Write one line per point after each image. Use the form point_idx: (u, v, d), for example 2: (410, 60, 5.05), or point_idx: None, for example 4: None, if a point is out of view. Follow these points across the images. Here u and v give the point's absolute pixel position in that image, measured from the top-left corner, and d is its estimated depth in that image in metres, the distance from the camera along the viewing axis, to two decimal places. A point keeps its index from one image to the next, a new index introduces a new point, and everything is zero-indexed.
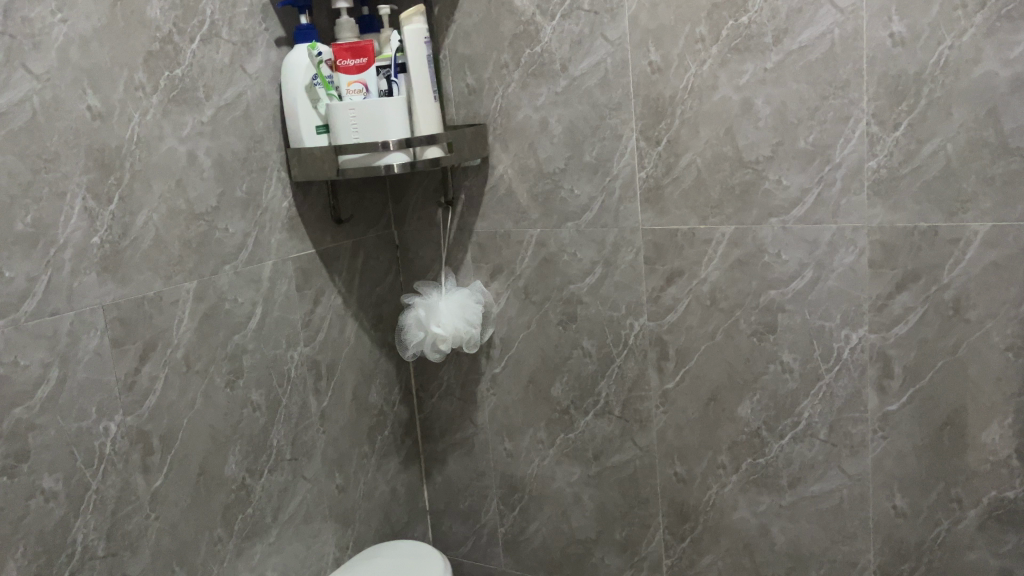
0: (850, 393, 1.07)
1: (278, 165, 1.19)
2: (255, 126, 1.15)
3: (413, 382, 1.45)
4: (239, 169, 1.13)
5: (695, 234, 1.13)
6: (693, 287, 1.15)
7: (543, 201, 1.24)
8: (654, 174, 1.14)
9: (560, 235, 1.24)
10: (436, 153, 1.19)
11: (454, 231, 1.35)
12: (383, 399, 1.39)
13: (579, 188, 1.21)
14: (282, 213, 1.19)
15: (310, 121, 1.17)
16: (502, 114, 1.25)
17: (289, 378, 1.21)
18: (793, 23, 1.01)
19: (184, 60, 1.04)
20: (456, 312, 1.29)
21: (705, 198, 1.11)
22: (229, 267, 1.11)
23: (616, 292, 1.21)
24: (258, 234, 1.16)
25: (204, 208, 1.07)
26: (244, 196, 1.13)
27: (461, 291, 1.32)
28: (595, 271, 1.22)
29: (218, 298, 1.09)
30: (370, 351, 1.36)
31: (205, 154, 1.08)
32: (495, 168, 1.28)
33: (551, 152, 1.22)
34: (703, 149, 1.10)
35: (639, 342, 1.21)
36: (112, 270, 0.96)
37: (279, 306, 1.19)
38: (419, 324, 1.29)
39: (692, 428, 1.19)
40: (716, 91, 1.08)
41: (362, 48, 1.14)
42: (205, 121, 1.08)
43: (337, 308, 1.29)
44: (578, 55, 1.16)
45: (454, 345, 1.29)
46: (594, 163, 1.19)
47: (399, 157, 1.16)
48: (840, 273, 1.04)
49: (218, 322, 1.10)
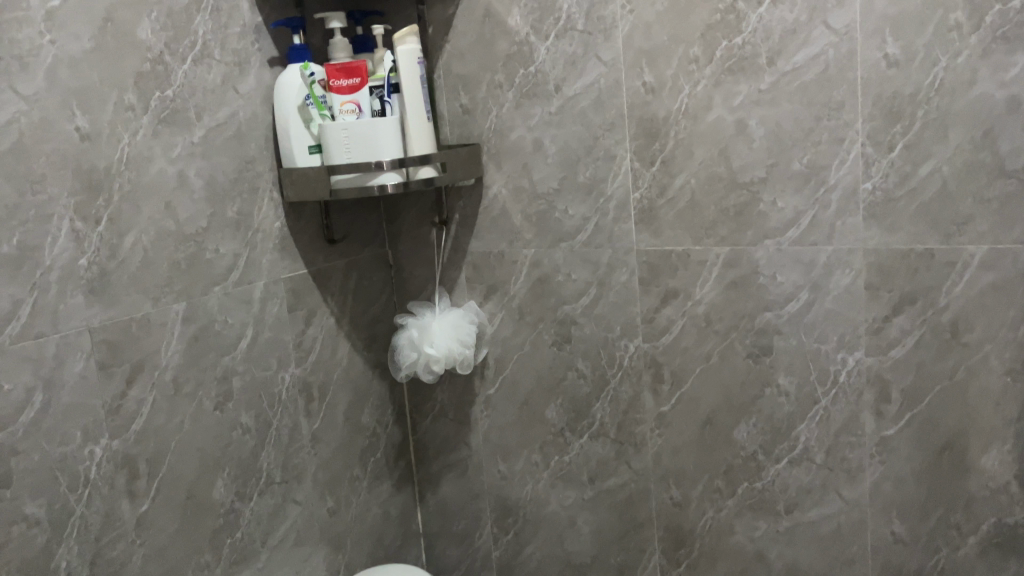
0: (847, 417, 1.05)
1: (270, 185, 1.18)
2: (247, 146, 1.14)
3: (407, 403, 1.43)
4: (230, 189, 1.12)
5: (690, 255, 1.12)
6: (689, 308, 1.13)
7: (537, 221, 1.23)
8: (649, 195, 1.14)
9: (554, 255, 1.23)
10: (430, 173, 1.18)
11: (448, 251, 1.34)
12: (376, 421, 1.37)
13: (573, 208, 1.20)
14: (273, 233, 1.18)
15: (302, 141, 1.16)
16: (496, 134, 1.24)
17: (280, 400, 1.19)
18: (787, 44, 1.01)
19: (175, 81, 1.04)
20: (449, 332, 1.27)
21: (700, 219, 1.10)
22: (219, 289, 1.10)
23: (610, 313, 1.20)
24: (249, 255, 1.15)
25: (194, 229, 1.06)
26: (234, 216, 1.12)
27: (455, 310, 1.30)
28: (590, 292, 1.21)
29: (207, 320, 1.08)
30: (363, 372, 1.35)
31: (195, 175, 1.07)
32: (489, 187, 1.27)
33: (545, 172, 1.21)
34: (697, 170, 1.09)
35: (634, 364, 1.20)
36: (99, 292, 0.95)
37: (270, 327, 1.18)
38: (412, 345, 1.28)
39: (687, 451, 1.18)
40: (710, 112, 1.07)
41: (355, 67, 1.13)
42: (196, 141, 1.07)
43: (329, 328, 1.28)
44: (572, 76, 1.16)
45: (447, 366, 1.28)
46: (588, 184, 1.18)
47: (392, 177, 1.15)
48: (836, 295, 1.03)
49: (207, 344, 1.08)
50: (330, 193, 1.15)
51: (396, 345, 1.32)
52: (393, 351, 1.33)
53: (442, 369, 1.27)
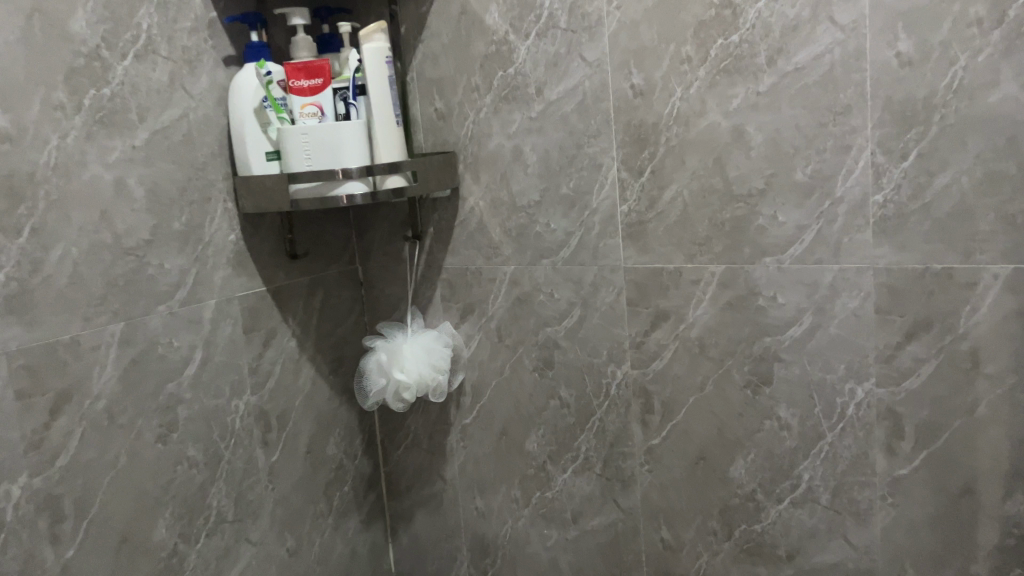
0: (856, 455, 0.95)
1: (225, 195, 1.09)
2: (198, 153, 1.05)
3: (378, 432, 1.33)
4: (177, 199, 1.02)
5: (681, 274, 1.02)
6: (680, 332, 1.03)
7: (516, 236, 1.13)
8: (637, 208, 1.03)
9: (535, 273, 1.13)
10: (399, 183, 1.09)
11: (422, 268, 1.24)
12: (343, 451, 1.27)
13: (555, 223, 1.10)
14: (227, 248, 1.09)
15: (259, 147, 1.07)
16: (473, 141, 1.14)
17: (233, 430, 1.09)
18: (788, 43, 0.91)
19: (113, 79, 0.94)
20: (421, 356, 1.17)
21: (692, 234, 1.00)
22: (163, 308, 1.00)
23: (595, 337, 1.10)
24: (199, 271, 1.05)
25: (133, 242, 0.96)
26: (182, 228, 1.02)
27: (427, 332, 1.20)
28: (573, 314, 1.11)
29: (149, 343, 0.98)
30: (329, 398, 1.25)
31: (136, 182, 0.97)
32: (465, 199, 1.17)
33: (525, 183, 1.11)
34: (690, 180, 0.99)
35: (621, 393, 1.09)
36: (19, 311, 0.85)
37: (221, 350, 1.07)
38: (381, 370, 1.17)
39: (679, 489, 1.07)
40: (704, 117, 0.97)
41: (317, 67, 1.05)
42: (138, 145, 0.97)
43: (291, 351, 1.18)
44: (554, 78, 1.06)
45: (419, 393, 1.17)
46: (571, 196, 1.08)
47: (358, 186, 1.05)
48: (842, 319, 0.93)
49: (148, 369, 0.98)
50: (289, 204, 1.05)
51: (363, 370, 1.21)
52: (359, 376, 1.22)
53: (413, 397, 1.17)
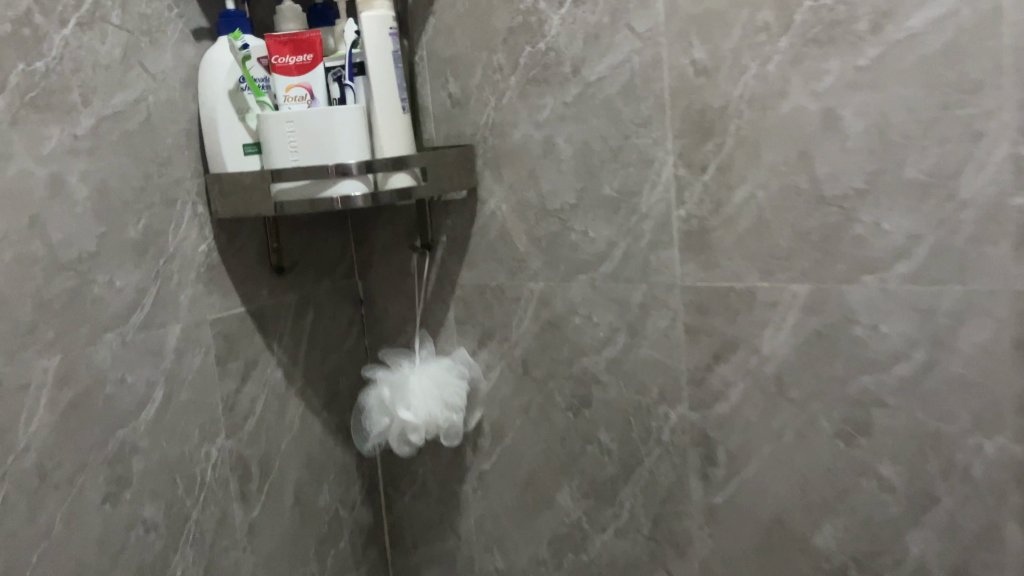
0: (982, 528, 0.75)
1: (194, 196, 0.89)
2: (159, 144, 0.86)
3: (380, 475, 1.13)
4: (132, 201, 0.83)
5: (755, 295, 0.82)
6: (753, 368, 0.83)
7: (547, 247, 0.94)
8: (698, 213, 0.83)
9: (568, 292, 0.93)
10: (405, 182, 0.89)
11: (432, 284, 1.05)
12: (338, 500, 1.07)
13: (595, 230, 0.90)
14: (197, 260, 0.89)
15: (235, 138, 0.88)
16: (494, 132, 0.95)
17: (203, 483, 0.90)
18: (900, 3, 0.71)
19: (49, 51, 0.75)
20: (432, 391, 0.97)
21: (770, 246, 0.80)
22: (113, 335, 0.81)
23: (643, 371, 0.90)
24: (161, 289, 0.86)
25: (74, 255, 0.78)
26: (138, 238, 0.83)
27: (440, 363, 1.01)
28: (616, 342, 0.91)
29: (94, 379, 0.79)
30: (321, 438, 1.05)
31: (78, 180, 0.78)
32: (484, 202, 0.98)
33: (558, 182, 0.92)
34: (766, 179, 0.79)
35: (676, 440, 0.89)
36: None
37: (188, 386, 0.88)
38: (383, 408, 0.98)
39: (748, 560, 0.87)
40: (785, 99, 0.77)
41: (306, 40, 0.86)
42: (82, 135, 0.78)
43: (275, 384, 0.99)
44: (595, 54, 0.86)
45: (428, 437, 0.98)
46: (615, 198, 0.88)
47: (355, 186, 0.86)
48: (968, 355, 0.73)
49: (93, 413, 0.79)
50: (272, 207, 0.86)
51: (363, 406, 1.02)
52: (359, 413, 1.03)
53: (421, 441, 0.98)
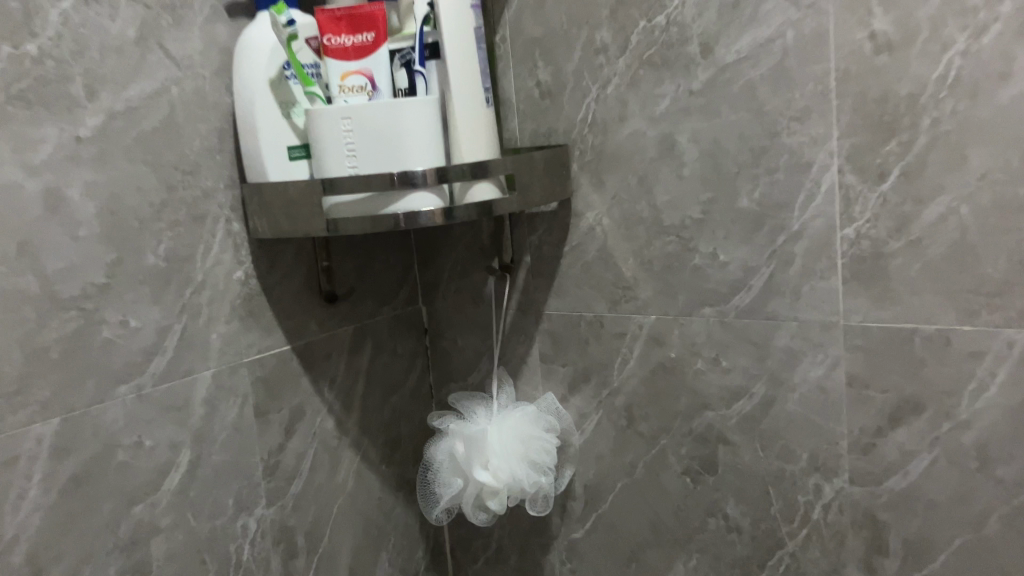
0: None
1: (229, 210, 0.72)
2: (187, 147, 0.69)
3: (447, 535, 0.96)
4: (151, 219, 0.66)
5: (950, 342, 0.62)
6: (944, 436, 0.64)
7: (661, 273, 0.75)
8: (872, 233, 0.64)
9: (689, 328, 0.75)
10: (488, 195, 0.72)
11: (513, 313, 0.87)
12: (399, 569, 0.90)
13: (727, 252, 0.71)
14: (232, 290, 0.73)
15: (279, 139, 0.71)
16: (595, 129, 0.77)
17: (239, 564, 0.73)
18: None
19: (43, 30, 0.59)
20: (516, 451, 0.79)
21: (975, 278, 0.61)
22: (128, 389, 0.64)
23: (789, 432, 0.71)
24: (187, 328, 0.69)
25: (77, 290, 0.61)
26: (159, 265, 0.67)
27: (525, 411, 0.82)
28: (753, 393, 0.72)
29: (103, 446, 0.63)
30: (380, 496, 0.88)
31: (82, 195, 0.61)
32: (580, 216, 0.80)
33: (679, 193, 0.73)
34: (974, 189, 0.60)
35: (831, 521, 0.70)
36: None
37: (222, 446, 0.72)
38: (456, 466, 0.81)
39: None
40: (1007, 82, 0.57)
41: (368, 14, 0.68)
42: (88, 138, 0.62)
43: (326, 436, 0.82)
44: (732, 28, 0.67)
45: (511, 503, 0.81)
46: (756, 212, 0.69)
47: (427, 200, 0.68)
48: None
49: (102, 489, 0.63)
50: (324, 225, 0.69)
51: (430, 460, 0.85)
52: (425, 467, 0.86)
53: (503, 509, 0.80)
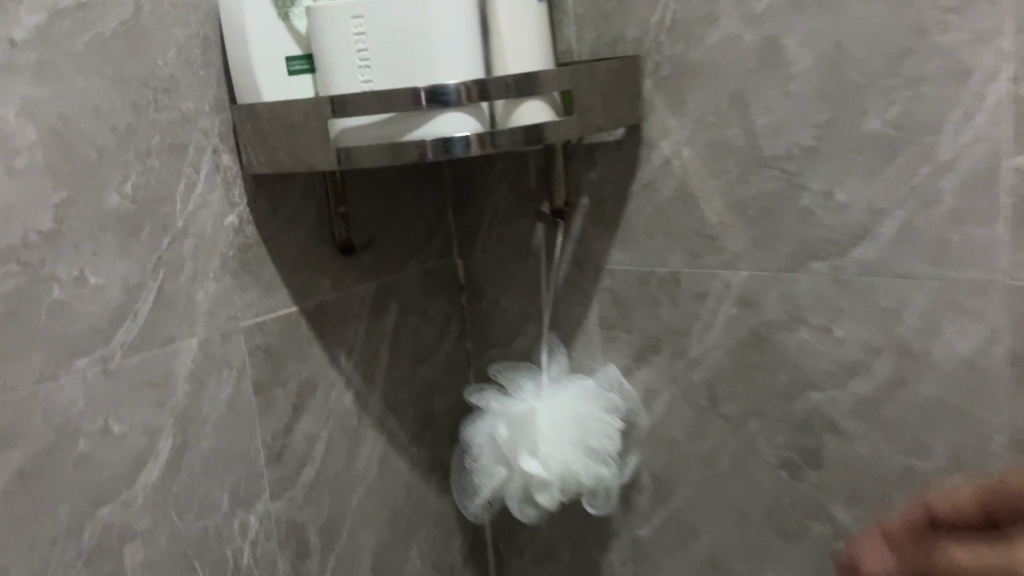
0: None
1: (216, 139, 0.58)
2: (161, 58, 0.55)
3: (488, 525, 0.83)
4: (114, 148, 0.52)
5: None
6: None
7: (758, 216, 0.60)
8: None
9: (793, 287, 0.59)
10: (539, 115, 0.56)
11: (568, 266, 0.72)
12: (433, 565, 0.77)
13: (847, 191, 0.56)
14: (222, 240, 0.59)
15: (275, 47, 0.56)
16: (675, 35, 0.61)
17: (237, 570, 0.60)
18: None
19: None
20: (572, 438, 0.65)
21: None
22: (88, 361, 0.51)
23: (923, 420, 0.56)
24: (164, 286, 0.55)
25: (15, 237, 0.48)
26: (127, 207, 0.53)
27: (582, 388, 0.68)
28: (876, 370, 0.57)
29: (57, 435, 0.50)
30: (410, 482, 0.75)
31: (19, 117, 0.48)
32: (652, 146, 0.64)
33: (785, 114, 0.57)
34: None
35: None
36: None
37: (214, 430, 0.59)
38: (498, 453, 0.67)
39: None
40: None
41: None
42: (25, 42, 0.48)
43: (345, 415, 0.69)
44: None
45: (564, 496, 0.68)
46: (889, 137, 0.53)
47: (462, 122, 0.54)
48: None
49: (56, 487, 0.50)
50: (335, 157, 0.54)
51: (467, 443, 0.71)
52: (461, 450, 0.72)
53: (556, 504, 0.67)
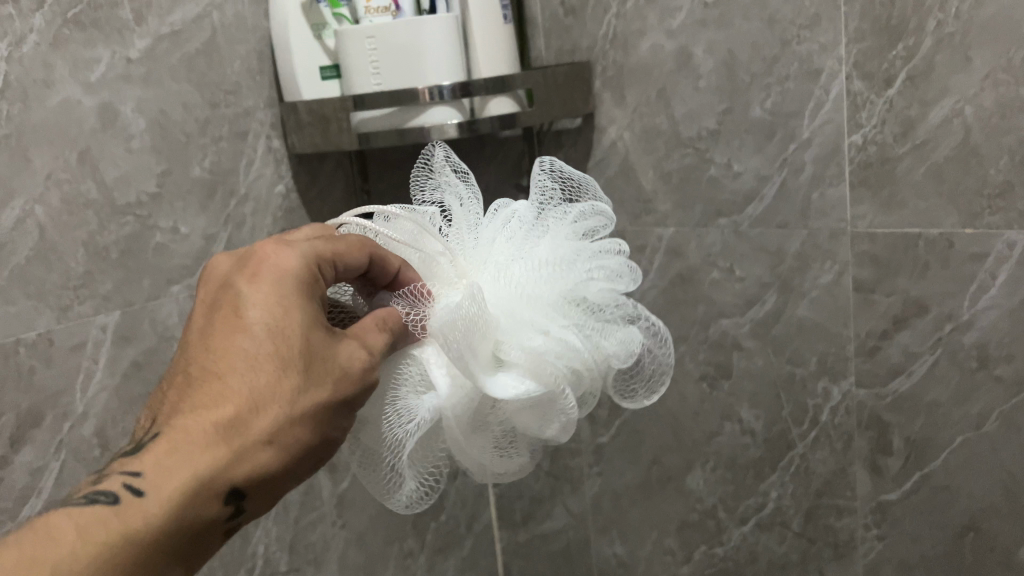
0: None
1: (269, 127, 0.78)
2: (215, 66, 0.73)
3: None
4: (196, 135, 0.72)
5: (935, 246, 0.64)
6: (947, 336, 0.65)
7: (679, 180, 0.78)
8: (878, 138, 0.65)
9: (706, 238, 0.77)
10: (507, 106, 0.75)
11: None
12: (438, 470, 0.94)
13: (741, 162, 0.73)
14: (273, 203, 0.79)
15: (311, 62, 0.75)
16: (618, 44, 0.79)
17: None
18: (972, 13, 0.58)
19: None
20: (556, 293, 0.57)
21: (958, 187, 0.62)
22: (180, 287, 0.71)
23: (797, 338, 0.74)
24: (232, 237, 0.75)
25: (181, 198, 0.71)
26: (205, 175, 0.73)
27: (572, 181, 0.61)
28: (765, 301, 0.75)
29: (160, 338, 0.70)
30: None
31: (99, 106, 0.64)
32: (604, 130, 0.82)
33: (694, 105, 0.75)
34: (964, 108, 0.60)
35: (839, 421, 0.74)
36: (25, 288, 0.61)
37: None
38: (523, 294, 0.57)
39: (926, 571, 0.71)
40: (947, 19, 0.59)
41: None
42: (134, 58, 0.67)
43: None
44: None
45: (605, 280, 0.60)
46: (769, 121, 0.70)
47: (449, 113, 0.73)
48: None
49: (155, 376, 0.70)
50: (356, 140, 0.75)
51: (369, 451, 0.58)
52: None
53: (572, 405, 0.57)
